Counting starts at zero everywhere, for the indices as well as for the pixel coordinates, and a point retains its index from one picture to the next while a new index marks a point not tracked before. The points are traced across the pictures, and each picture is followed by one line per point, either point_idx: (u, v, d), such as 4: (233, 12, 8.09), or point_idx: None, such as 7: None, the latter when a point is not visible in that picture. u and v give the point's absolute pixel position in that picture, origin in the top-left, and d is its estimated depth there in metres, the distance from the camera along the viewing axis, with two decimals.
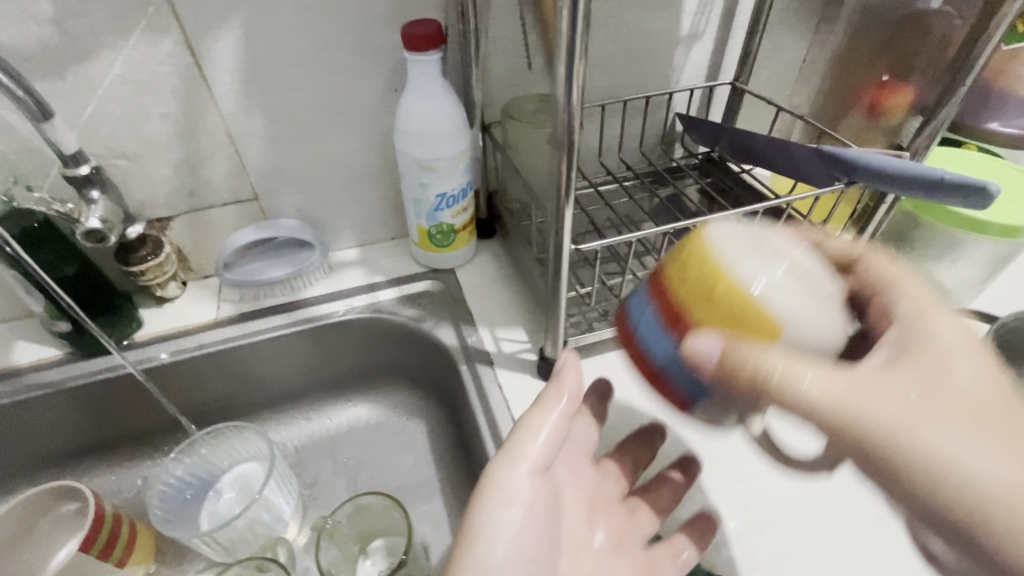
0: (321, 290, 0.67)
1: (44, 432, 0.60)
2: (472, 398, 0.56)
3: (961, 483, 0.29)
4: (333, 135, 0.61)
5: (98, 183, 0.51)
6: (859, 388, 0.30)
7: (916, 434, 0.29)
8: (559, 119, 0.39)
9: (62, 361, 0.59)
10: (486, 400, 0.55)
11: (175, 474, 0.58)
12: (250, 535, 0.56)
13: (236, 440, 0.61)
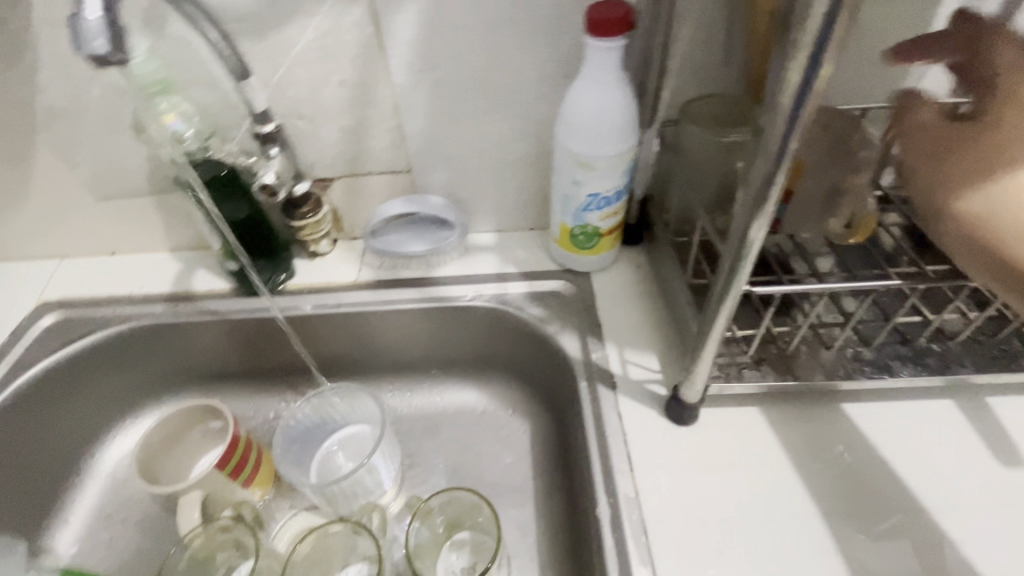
0: (453, 270, 0.67)
1: (204, 353, 0.67)
2: (587, 420, 0.51)
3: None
4: (495, 117, 0.59)
5: (277, 140, 0.54)
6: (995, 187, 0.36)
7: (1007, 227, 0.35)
8: (768, 144, 0.32)
9: (229, 295, 0.66)
10: (601, 426, 0.50)
11: (298, 416, 0.63)
12: (352, 493, 0.58)
13: (354, 399, 0.64)
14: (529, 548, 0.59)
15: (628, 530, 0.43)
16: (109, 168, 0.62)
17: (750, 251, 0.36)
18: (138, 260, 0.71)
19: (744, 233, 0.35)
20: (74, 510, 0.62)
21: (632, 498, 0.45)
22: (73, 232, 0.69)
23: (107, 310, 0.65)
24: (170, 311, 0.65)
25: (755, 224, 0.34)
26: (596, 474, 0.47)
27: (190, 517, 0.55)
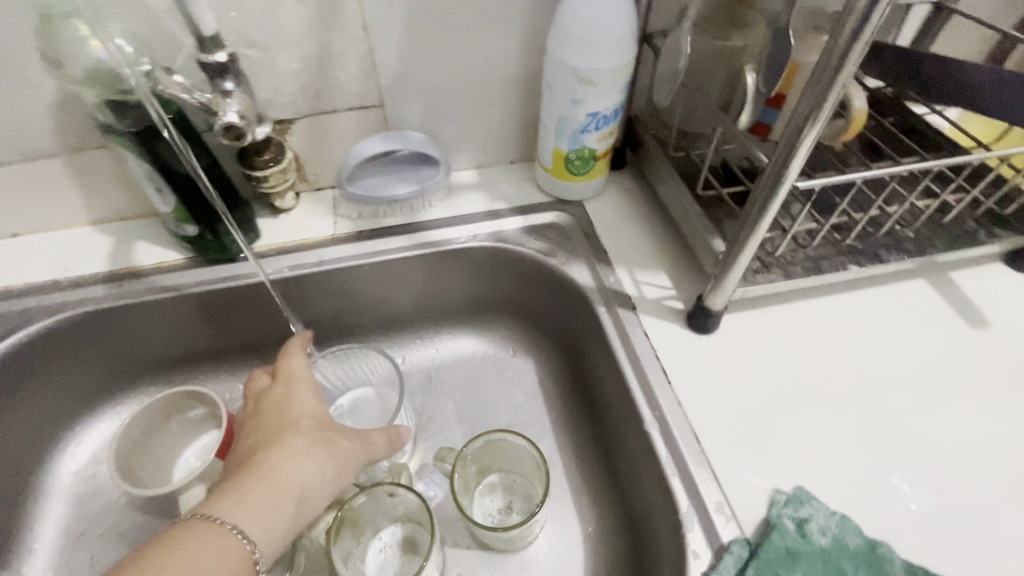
0: (440, 213, 0.62)
1: (164, 335, 0.59)
2: (614, 343, 0.51)
3: None
4: (475, 36, 0.54)
5: (232, 73, 0.46)
6: None
7: None
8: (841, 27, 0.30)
9: (185, 266, 0.57)
10: (629, 347, 0.51)
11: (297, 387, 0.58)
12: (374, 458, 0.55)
13: (356, 359, 0.60)
14: (558, 479, 0.59)
15: (679, 438, 0.44)
16: (2, 124, 0.50)
17: (811, 135, 0.34)
18: (54, 239, 0.60)
19: (814, 111, 0.33)
20: (40, 533, 0.54)
21: (677, 409, 0.46)
22: None
23: (29, 301, 0.54)
24: (115, 293, 0.56)
25: (828, 100, 0.32)
26: (634, 392, 0.48)
27: None
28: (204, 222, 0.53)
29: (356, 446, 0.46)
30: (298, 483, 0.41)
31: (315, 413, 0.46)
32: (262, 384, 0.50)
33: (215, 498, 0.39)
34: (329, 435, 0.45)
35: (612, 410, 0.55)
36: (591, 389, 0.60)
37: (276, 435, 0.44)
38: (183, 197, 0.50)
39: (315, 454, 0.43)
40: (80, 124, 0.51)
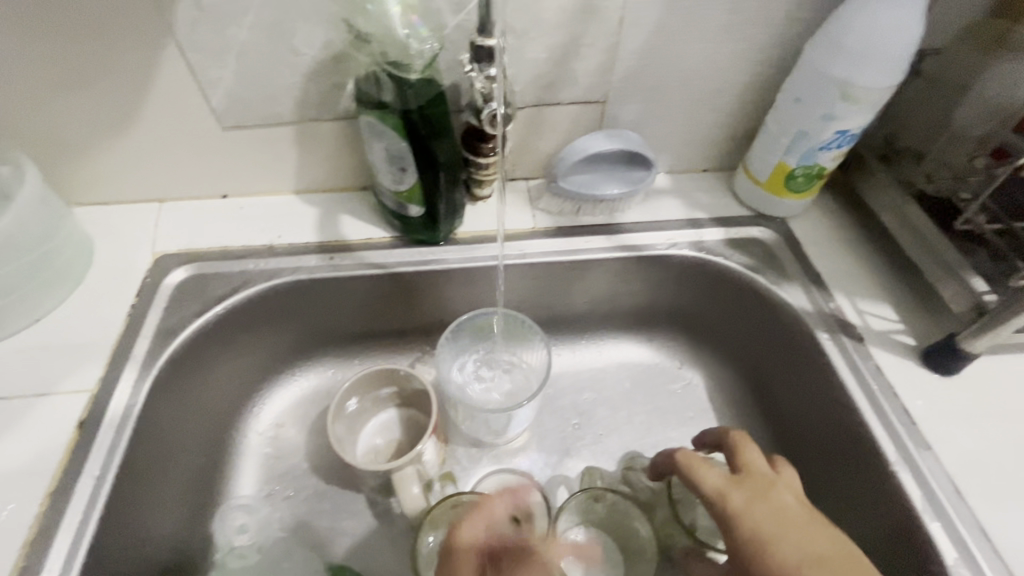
0: (638, 216, 0.61)
1: (358, 309, 0.60)
2: (845, 375, 0.49)
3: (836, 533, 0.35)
4: (721, 39, 0.52)
5: (498, 59, 0.44)
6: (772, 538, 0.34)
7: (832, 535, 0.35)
8: None
9: (391, 245, 0.57)
10: (862, 380, 0.49)
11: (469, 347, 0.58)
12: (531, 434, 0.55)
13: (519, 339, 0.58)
14: None
15: (937, 488, 0.43)
16: (254, 89, 0.50)
17: None
18: (260, 204, 0.60)
19: None
20: (235, 492, 0.55)
21: (931, 456, 0.44)
22: (183, 170, 0.57)
23: (249, 265, 0.56)
24: (327, 265, 0.56)
25: None
26: (875, 430, 0.46)
27: (412, 493, 0.50)
28: (429, 205, 0.53)
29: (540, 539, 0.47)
30: None
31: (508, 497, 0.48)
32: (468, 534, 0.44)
33: None
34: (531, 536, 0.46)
35: (817, 440, 0.53)
36: (781, 413, 0.58)
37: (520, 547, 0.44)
38: (422, 180, 0.50)
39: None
40: (323, 95, 0.51)
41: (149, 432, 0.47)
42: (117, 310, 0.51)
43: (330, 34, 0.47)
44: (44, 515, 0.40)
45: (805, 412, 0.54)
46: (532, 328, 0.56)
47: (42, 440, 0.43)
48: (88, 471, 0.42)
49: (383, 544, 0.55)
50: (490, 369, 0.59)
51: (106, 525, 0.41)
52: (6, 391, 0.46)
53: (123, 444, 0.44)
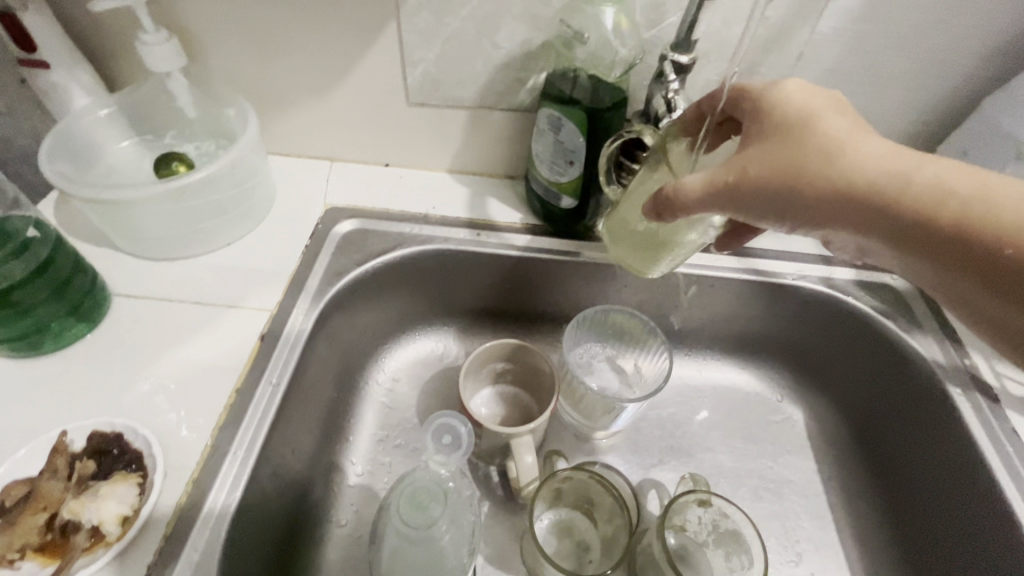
0: (769, 244, 0.62)
1: (488, 285, 0.64)
2: (977, 432, 0.50)
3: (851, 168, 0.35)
4: (893, 86, 0.53)
5: (685, 74, 0.47)
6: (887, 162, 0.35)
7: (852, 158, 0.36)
8: None
9: (532, 232, 0.62)
10: (996, 440, 0.49)
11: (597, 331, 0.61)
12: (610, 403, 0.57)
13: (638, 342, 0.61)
14: (833, 542, 0.57)
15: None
16: (448, 72, 0.56)
17: None
18: (417, 176, 0.66)
19: None
20: (355, 431, 0.60)
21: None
22: (362, 135, 0.64)
23: (405, 227, 0.61)
24: (473, 239, 0.61)
25: None
26: (1008, 493, 0.47)
27: (526, 462, 0.52)
28: (580, 199, 0.56)
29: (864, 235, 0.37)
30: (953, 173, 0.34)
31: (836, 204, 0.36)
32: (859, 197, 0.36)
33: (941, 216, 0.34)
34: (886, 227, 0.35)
35: (935, 492, 0.53)
36: (894, 462, 0.57)
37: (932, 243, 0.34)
38: (585, 175, 0.53)
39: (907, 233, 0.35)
40: (505, 87, 0.57)
41: (310, 357, 0.52)
42: (294, 247, 0.58)
43: (530, 33, 0.52)
44: (232, 407, 0.45)
45: (922, 462, 0.54)
46: (655, 329, 0.58)
47: (232, 345, 0.49)
48: (265, 379, 0.47)
49: (483, 507, 0.57)
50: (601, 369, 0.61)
51: (274, 427, 0.46)
52: (203, 299, 0.53)
53: (292, 361, 0.49)
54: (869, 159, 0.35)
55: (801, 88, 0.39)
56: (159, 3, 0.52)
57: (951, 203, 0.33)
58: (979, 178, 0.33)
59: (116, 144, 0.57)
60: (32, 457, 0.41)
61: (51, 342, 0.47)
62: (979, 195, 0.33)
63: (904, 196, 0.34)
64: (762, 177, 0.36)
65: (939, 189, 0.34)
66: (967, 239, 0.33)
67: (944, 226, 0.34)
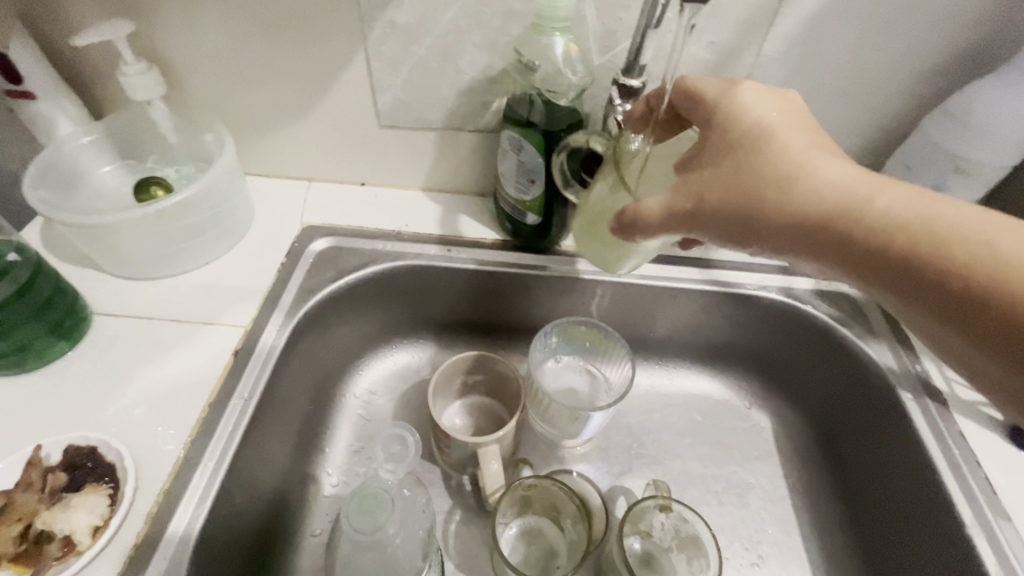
0: (731, 255, 0.64)
1: (461, 299, 0.66)
2: (927, 436, 0.51)
3: (805, 192, 0.33)
4: (839, 105, 0.56)
5: (635, 98, 0.50)
6: (845, 183, 0.33)
7: (805, 179, 0.34)
8: None
9: (502, 247, 0.64)
10: (945, 443, 0.51)
11: (565, 343, 0.63)
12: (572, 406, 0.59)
13: (603, 355, 0.63)
14: (796, 545, 0.59)
15: (1012, 556, 0.45)
16: (415, 96, 0.59)
17: None
18: (392, 194, 0.69)
19: None
20: (331, 442, 0.62)
21: (1010, 528, 0.46)
22: (337, 156, 0.66)
23: (378, 244, 0.63)
24: (444, 255, 0.63)
25: None
26: (953, 493, 0.48)
27: (492, 470, 0.54)
28: (545, 215, 0.58)
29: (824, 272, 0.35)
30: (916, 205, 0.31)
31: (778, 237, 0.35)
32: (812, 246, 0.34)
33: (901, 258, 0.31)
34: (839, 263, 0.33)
35: (891, 495, 0.54)
36: (855, 466, 0.59)
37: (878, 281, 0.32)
38: (546, 194, 0.56)
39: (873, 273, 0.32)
40: (471, 109, 0.59)
41: (283, 372, 0.54)
42: (271, 266, 0.60)
43: (492, 59, 0.55)
44: (204, 421, 0.47)
45: (879, 466, 0.56)
46: (618, 338, 0.60)
47: (206, 361, 0.51)
48: (237, 393, 0.49)
49: (454, 515, 0.59)
50: (568, 382, 0.62)
51: (245, 439, 0.48)
52: (181, 317, 0.55)
53: (264, 376, 0.51)
54: (821, 182, 0.33)
55: (760, 98, 0.37)
56: (139, 35, 0.55)
57: (912, 227, 0.31)
58: (938, 204, 0.31)
59: (99, 169, 0.59)
60: (10, 471, 0.43)
61: (33, 361, 0.49)
62: (934, 223, 0.30)
63: (856, 220, 0.32)
64: (717, 198, 0.35)
65: (889, 218, 0.31)
66: (922, 271, 0.30)
67: (896, 258, 0.31)
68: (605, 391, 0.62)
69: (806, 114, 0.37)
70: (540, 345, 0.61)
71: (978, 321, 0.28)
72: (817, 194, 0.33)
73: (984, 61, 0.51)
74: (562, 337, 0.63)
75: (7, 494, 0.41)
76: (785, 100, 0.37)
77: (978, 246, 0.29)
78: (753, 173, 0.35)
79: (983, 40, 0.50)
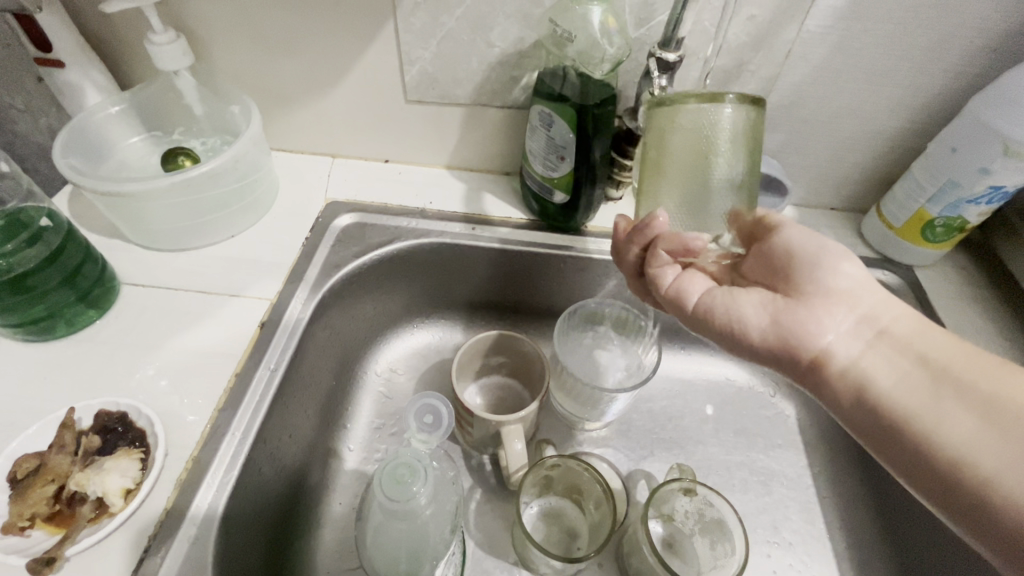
0: None
1: (485, 277, 0.66)
2: None
3: (863, 295, 0.42)
4: (879, 85, 0.54)
5: (672, 73, 0.48)
6: (892, 310, 0.41)
7: (864, 281, 0.42)
8: None
9: (527, 226, 0.63)
10: None
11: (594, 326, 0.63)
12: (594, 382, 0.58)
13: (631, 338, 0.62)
14: (820, 533, 0.58)
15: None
16: (444, 70, 0.58)
17: None
18: (416, 172, 0.68)
19: None
20: (354, 418, 0.62)
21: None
22: (363, 132, 0.66)
23: (403, 222, 0.63)
24: (469, 234, 0.62)
25: None
26: None
27: (516, 450, 0.54)
28: (572, 194, 0.57)
29: (868, 382, 0.39)
30: (939, 348, 0.39)
31: (850, 337, 0.41)
32: (863, 338, 0.41)
33: (919, 365, 0.38)
34: (876, 369, 0.39)
35: None
36: None
37: (891, 384, 0.38)
38: (575, 171, 0.54)
39: (900, 368, 0.39)
40: (500, 85, 0.58)
41: (308, 345, 0.54)
42: (296, 239, 0.60)
43: (524, 33, 0.54)
44: (232, 390, 0.47)
45: None
46: (644, 322, 0.61)
47: (233, 332, 0.51)
48: (264, 364, 0.49)
49: (475, 494, 0.59)
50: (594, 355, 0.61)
51: (272, 408, 0.48)
52: (206, 288, 0.55)
53: (290, 349, 0.51)
54: (870, 275, 0.43)
55: (854, 273, 0.43)
56: (168, 5, 0.55)
57: (939, 353, 0.38)
58: (944, 330, 0.40)
59: (126, 141, 0.59)
60: (43, 434, 0.43)
61: (63, 327, 0.49)
62: (954, 357, 0.38)
63: (912, 316, 0.41)
64: (806, 241, 0.44)
65: (972, 361, 0.37)
66: (941, 374, 0.37)
67: (915, 370, 0.38)
68: (629, 371, 0.60)
69: (881, 313, 0.41)
70: (566, 322, 0.60)
71: (987, 411, 0.34)
72: (864, 295, 0.42)
73: None
74: (590, 317, 0.62)
75: (40, 455, 0.41)
76: None
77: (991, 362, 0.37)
78: (833, 270, 0.43)
79: None
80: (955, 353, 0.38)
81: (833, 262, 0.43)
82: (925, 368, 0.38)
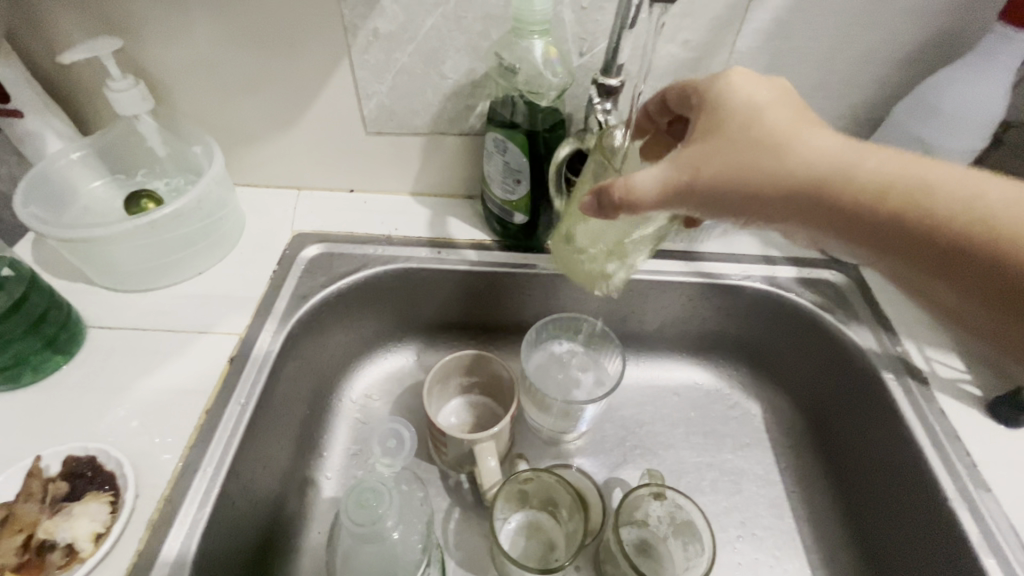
0: (716, 248, 0.66)
1: (454, 298, 0.67)
2: (910, 416, 0.53)
3: (805, 187, 0.36)
4: (811, 98, 0.58)
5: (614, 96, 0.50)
6: (841, 180, 0.35)
7: (791, 168, 0.36)
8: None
9: (490, 247, 0.65)
10: (928, 420, 0.52)
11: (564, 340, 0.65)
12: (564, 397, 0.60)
13: (600, 351, 0.64)
14: (789, 527, 0.60)
15: (995, 528, 0.46)
16: (401, 102, 0.60)
17: None
18: (382, 200, 0.70)
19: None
20: (330, 445, 0.62)
21: (991, 499, 0.47)
22: (326, 164, 0.67)
23: (369, 249, 0.64)
24: (434, 257, 0.64)
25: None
26: (935, 468, 0.49)
27: (489, 466, 0.55)
28: (531, 214, 0.60)
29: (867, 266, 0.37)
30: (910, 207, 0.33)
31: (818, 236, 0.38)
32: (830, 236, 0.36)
33: (901, 241, 0.33)
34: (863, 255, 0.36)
35: (877, 473, 0.55)
36: (843, 450, 0.60)
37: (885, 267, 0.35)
38: (532, 193, 0.57)
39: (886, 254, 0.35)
40: (456, 113, 0.61)
41: (278, 376, 0.55)
42: (264, 273, 0.61)
43: (475, 64, 0.56)
44: (202, 427, 0.48)
45: (864, 446, 0.57)
46: (611, 335, 0.62)
47: (202, 369, 0.52)
48: (234, 398, 0.50)
49: (453, 513, 0.60)
50: (564, 368, 0.63)
51: (244, 441, 0.49)
52: (176, 327, 0.55)
53: (260, 381, 0.52)
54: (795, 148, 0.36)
55: (778, 161, 0.36)
56: (127, 52, 0.56)
57: (914, 219, 0.33)
58: (915, 161, 0.34)
59: (89, 185, 0.60)
60: (11, 484, 0.43)
61: (29, 375, 0.49)
62: (932, 214, 0.32)
63: (848, 181, 0.35)
64: (712, 178, 0.37)
65: (959, 201, 0.32)
66: (926, 241, 0.33)
67: (900, 246, 0.34)
68: (599, 385, 0.62)
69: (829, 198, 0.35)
70: (534, 340, 0.62)
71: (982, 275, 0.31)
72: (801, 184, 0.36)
73: (948, 49, 0.53)
74: (559, 331, 0.64)
75: (7, 505, 0.41)
76: (808, 141, 0.36)
77: (959, 185, 0.32)
78: (756, 163, 0.37)
79: (945, 30, 0.52)
80: (933, 202, 0.32)
81: (746, 154, 0.37)
82: (910, 243, 0.33)
